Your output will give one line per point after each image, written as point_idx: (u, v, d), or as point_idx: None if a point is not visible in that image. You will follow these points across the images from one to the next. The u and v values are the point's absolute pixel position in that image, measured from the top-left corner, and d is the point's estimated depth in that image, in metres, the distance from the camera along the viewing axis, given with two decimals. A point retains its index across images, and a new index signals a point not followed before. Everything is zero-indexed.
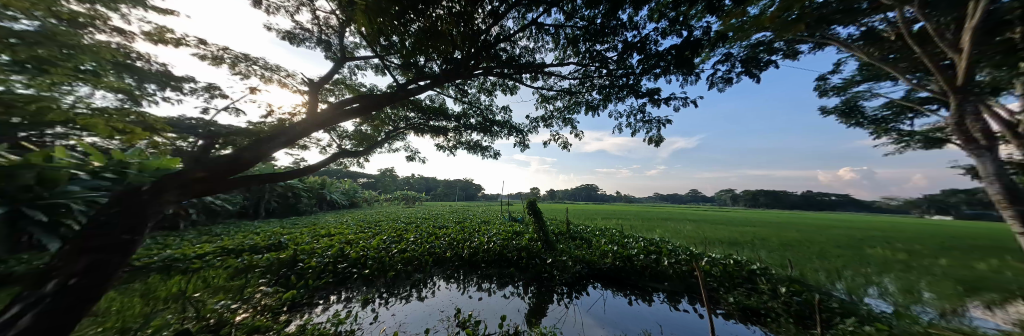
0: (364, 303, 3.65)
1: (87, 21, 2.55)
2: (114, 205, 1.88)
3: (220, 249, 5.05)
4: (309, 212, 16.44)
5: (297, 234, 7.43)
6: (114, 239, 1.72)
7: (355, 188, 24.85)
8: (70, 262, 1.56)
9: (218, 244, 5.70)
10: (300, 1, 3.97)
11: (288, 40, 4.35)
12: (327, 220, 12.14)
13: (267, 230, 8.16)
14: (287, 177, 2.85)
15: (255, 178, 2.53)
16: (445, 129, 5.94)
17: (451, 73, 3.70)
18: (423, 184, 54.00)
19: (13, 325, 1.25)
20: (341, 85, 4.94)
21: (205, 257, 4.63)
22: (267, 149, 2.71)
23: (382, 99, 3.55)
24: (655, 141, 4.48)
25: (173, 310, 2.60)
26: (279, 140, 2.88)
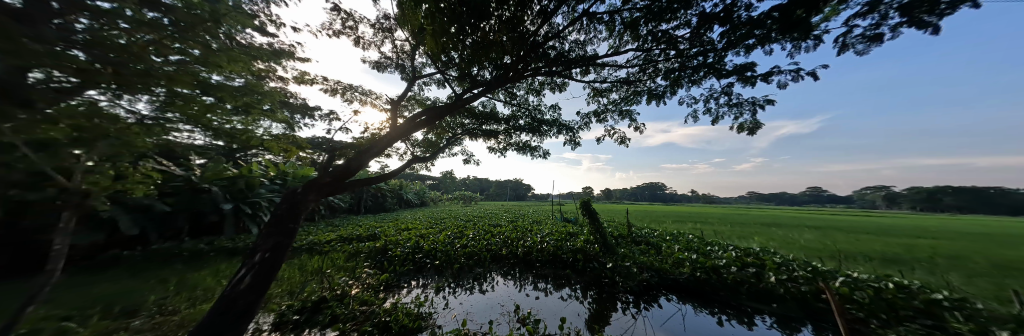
0: (437, 290, 4.15)
1: (266, 75, 3.69)
2: (284, 201, 2.70)
3: (337, 237, 6.55)
4: (392, 209, 19.57)
5: (386, 227, 8.97)
6: (285, 226, 2.48)
7: (426, 189, 28.35)
8: (265, 241, 2.30)
9: (336, 233, 7.42)
10: (384, 34, 4.78)
11: (377, 69, 5.31)
12: (406, 217, 14.23)
13: (367, 223, 10.19)
14: (380, 180, 3.49)
15: (358, 182, 3.20)
16: (497, 133, 6.17)
17: (502, 80, 3.85)
18: (484, 185, 57.53)
19: (242, 281, 1.96)
20: (413, 101, 5.73)
21: (330, 242, 6.12)
22: (364, 159, 3.36)
23: (445, 110, 3.97)
24: (746, 129, 3.63)
25: (316, 280, 3.55)
26: (372, 151, 3.54)
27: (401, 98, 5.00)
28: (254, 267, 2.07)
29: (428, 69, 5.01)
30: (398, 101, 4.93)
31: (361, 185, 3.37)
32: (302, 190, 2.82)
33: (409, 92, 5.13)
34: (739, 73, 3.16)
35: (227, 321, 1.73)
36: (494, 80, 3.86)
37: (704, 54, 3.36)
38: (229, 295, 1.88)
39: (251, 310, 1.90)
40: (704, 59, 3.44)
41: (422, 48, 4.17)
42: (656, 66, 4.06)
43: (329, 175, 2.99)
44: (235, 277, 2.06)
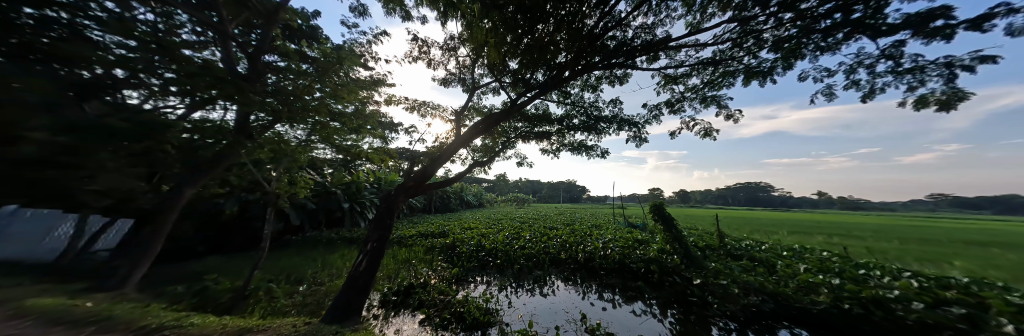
0: (500, 288, 4.36)
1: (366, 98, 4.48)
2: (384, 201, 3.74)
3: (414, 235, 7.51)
4: (454, 210, 21.30)
5: (452, 227, 9.81)
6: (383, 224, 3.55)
7: (483, 192, 30.00)
8: (373, 234, 3.50)
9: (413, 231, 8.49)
10: (450, 53, 5.29)
11: (444, 85, 5.89)
12: (467, 217, 15.28)
13: (437, 222, 11.35)
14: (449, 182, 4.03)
15: (433, 184, 3.72)
16: (551, 135, 6.14)
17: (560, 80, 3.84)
18: (536, 186, 57.58)
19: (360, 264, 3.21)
20: (473, 111, 6.15)
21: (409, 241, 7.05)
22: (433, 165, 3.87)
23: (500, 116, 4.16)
24: (932, 101, 2.68)
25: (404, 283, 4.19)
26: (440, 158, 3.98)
27: (460, 107, 5.40)
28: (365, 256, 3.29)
29: (488, 78, 5.30)
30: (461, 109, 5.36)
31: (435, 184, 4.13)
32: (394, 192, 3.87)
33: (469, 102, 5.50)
34: (921, 24, 2.39)
35: (354, 296, 3.05)
36: (547, 81, 3.89)
37: (844, 9, 2.71)
38: (354, 276, 3.15)
39: (365, 290, 3.16)
40: (847, 15, 2.77)
41: (481, 59, 4.46)
42: (761, 36, 3.46)
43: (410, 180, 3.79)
44: (357, 259, 3.34)
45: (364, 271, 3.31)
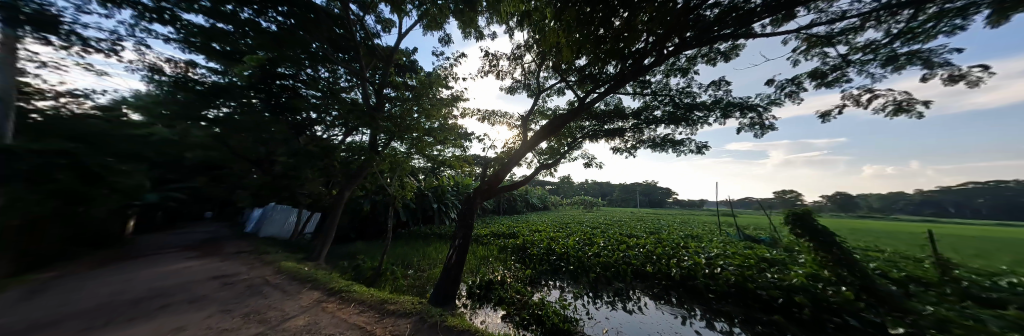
0: (577, 295, 4.34)
1: None
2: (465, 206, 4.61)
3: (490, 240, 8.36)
4: (520, 212, 21.95)
5: (521, 228, 10.12)
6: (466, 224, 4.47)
7: (547, 194, 29.97)
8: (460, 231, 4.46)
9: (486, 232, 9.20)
10: (515, 61, 5.54)
11: (510, 92, 6.19)
12: (533, 219, 15.52)
13: (509, 224, 12.07)
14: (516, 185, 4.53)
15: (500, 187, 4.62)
16: (624, 130, 5.71)
17: (631, 75, 3.68)
18: (604, 188, 53.80)
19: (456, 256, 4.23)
20: (538, 114, 6.22)
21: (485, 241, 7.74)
22: (505, 168, 4.67)
23: (563, 119, 4.12)
24: None
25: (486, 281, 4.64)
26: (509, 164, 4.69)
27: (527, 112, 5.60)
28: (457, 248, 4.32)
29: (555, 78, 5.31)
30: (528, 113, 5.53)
31: (503, 186, 4.88)
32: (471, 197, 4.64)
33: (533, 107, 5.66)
34: None
35: (451, 284, 4.05)
36: (623, 73, 3.66)
37: None
38: (449, 267, 4.15)
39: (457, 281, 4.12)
40: None
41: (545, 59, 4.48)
42: None
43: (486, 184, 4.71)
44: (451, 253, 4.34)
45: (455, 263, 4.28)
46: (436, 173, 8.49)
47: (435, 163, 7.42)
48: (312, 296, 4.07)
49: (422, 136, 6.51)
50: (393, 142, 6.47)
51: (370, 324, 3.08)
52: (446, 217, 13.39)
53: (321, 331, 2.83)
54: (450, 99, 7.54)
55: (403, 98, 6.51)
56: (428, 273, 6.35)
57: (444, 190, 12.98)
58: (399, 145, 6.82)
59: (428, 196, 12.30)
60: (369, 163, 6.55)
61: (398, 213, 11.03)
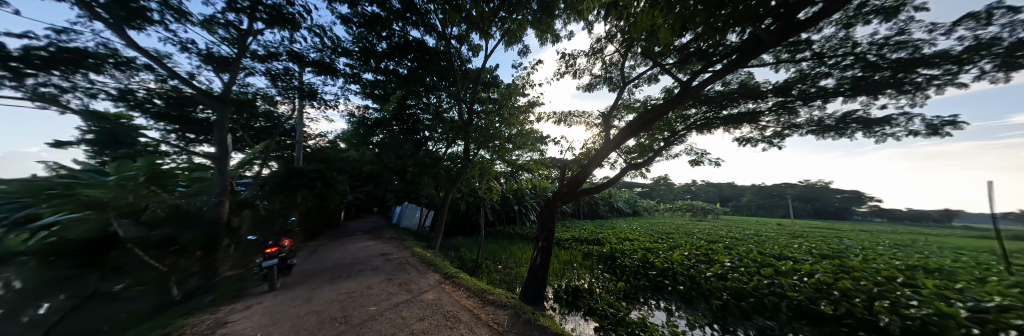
0: (685, 319, 3.60)
1: None
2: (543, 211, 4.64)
3: (573, 244, 8.18)
4: (605, 217, 20.37)
5: (607, 234, 9.40)
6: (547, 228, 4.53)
7: (637, 198, 26.71)
8: (542, 234, 4.58)
9: (570, 237, 9.10)
10: (594, 55, 5.27)
11: (588, 90, 5.92)
12: (621, 225, 14.08)
13: (592, 228, 11.49)
14: (600, 187, 4.27)
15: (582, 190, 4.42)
16: (761, 110, 4.46)
17: (771, 37, 2.77)
18: (715, 192, 43.45)
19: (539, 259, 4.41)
20: (622, 108, 5.68)
21: (575, 249, 7.65)
22: (586, 171, 4.44)
23: (663, 108, 3.55)
24: None
25: (576, 293, 4.51)
26: (590, 165, 4.42)
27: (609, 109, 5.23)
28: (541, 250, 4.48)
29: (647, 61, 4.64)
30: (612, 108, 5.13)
31: (584, 189, 4.67)
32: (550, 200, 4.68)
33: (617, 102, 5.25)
34: None
35: (539, 284, 4.36)
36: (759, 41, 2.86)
37: None
38: (534, 268, 4.46)
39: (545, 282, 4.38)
40: None
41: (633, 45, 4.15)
42: None
43: (565, 187, 4.64)
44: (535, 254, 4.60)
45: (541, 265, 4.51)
46: (517, 177, 8.97)
47: (513, 167, 8.11)
48: (435, 278, 5.61)
49: (503, 143, 7.28)
50: (481, 151, 7.36)
51: (476, 307, 4.15)
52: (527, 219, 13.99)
53: (445, 306, 4.20)
54: (528, 107, 7.95)
55: (488, 111, 7.35)
56: (517, 270, 6.73)
57: (524, 192, 13.64)
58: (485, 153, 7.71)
59: (510, 199, 13.20)
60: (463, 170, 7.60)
61: (486, 213, 12.32)
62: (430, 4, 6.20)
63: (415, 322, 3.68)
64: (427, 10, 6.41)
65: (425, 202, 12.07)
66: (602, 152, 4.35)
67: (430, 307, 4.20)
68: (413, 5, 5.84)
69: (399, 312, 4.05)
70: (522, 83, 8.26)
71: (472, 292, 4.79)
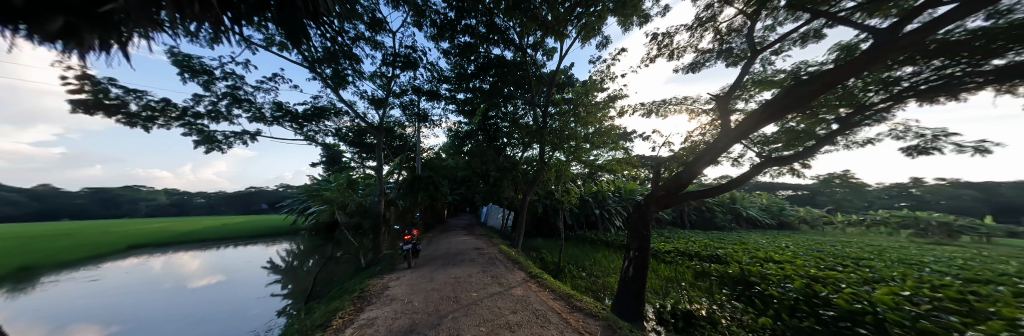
0: None
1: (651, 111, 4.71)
2: (635, 213, 4.26)
3: (677, 258, 6.88)
4: (726, 227, 16.06)
5: (727, 247, 7.46)
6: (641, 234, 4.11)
7: (780, 203, 19.79)
8: (635, 242, 4.18)
9: (674, 249, 7.71)
10: (701, 26, 4.42)
11: (694, 71, 4.96)
12: (752, 238, 10.81)
13: (697, 240, 9.47)
14: (715, 190, 3.60)
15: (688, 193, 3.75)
16: None
17: None
18: None
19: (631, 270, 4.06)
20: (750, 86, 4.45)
21: (680, 263, 6.47)
22: (694, 170, 3.74)
23: (850, 68, 2.44)
24: None
25: (686, 323, 3.77)
26: (702, 161, 3.66)
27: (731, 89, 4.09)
28: (633, 259, 4.12)
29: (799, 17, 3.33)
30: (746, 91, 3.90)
31: (688, 192, 3.99)
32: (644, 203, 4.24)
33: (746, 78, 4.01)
34: None
35: (633, 297, 3.96)
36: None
37: None
38: (625, 279, 4.13)
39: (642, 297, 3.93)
40: None
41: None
42: None
43: (662, 189, 4.08)
44: (624, 265, 4.26)
45: (634, 277, 4.11)
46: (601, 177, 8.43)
47: (591, 169, 7.78)
48: (521, 276, 5.97)
49: (580, 143, 7.06)
50: (555, 153, 7.36)
51: (565, 311, 4.17)
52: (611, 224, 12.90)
53: (534, 304, 4.42)
54: (608, 102, 7.42)
55: (562, 111, 7.30)
56: (603, 280, 6.24)
57: (606, 195, 12.67)
58: (560, 155, 7.70)
59: (590, 202, 12.53)
60: (541, 172, 7.73)
61: (565, 216, 12.11)
62: (509, 21, 6.78)
63: (508, 314, 4.08)
64: (507, 27, 7.01)
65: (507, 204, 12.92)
66: (712, 154, 3.60)
67: (520, 302, 4.53)
68: (494, 26, 6.58)
69: (494, 301, 4.57)
70: (600, 78, 7.79)
71: (558, 295, 4.83)
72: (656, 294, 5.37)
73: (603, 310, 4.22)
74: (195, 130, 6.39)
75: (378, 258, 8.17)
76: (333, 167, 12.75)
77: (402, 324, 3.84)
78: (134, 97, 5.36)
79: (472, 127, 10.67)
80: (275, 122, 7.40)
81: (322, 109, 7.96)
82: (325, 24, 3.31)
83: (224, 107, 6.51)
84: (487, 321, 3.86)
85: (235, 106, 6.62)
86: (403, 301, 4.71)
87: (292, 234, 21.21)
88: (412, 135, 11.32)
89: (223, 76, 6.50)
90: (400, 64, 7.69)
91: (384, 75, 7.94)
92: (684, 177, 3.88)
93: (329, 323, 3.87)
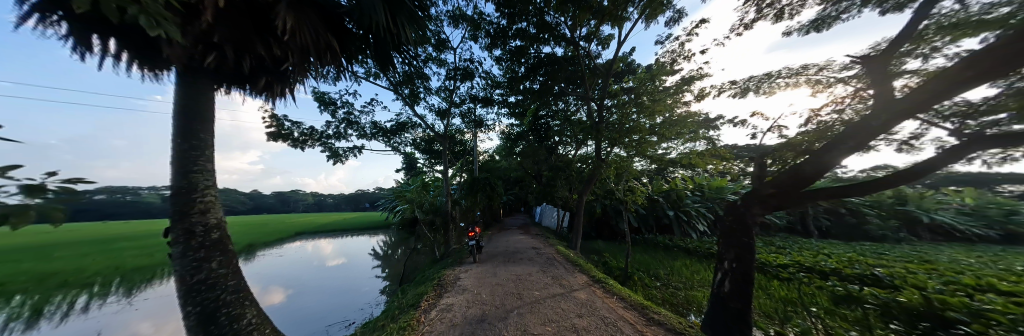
0: None
1: (747, 90, 3.84)
2: (729, 214, 3.40)
3: (799, 276, 5.28)
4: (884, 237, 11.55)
5: (881, 263, 5.41)
6: (739, 241, 3.22)
7: None
8: (728, 251, 3.33)
9: (789, 263, 6.04)
10: None
11: (818, 30, 3.77)
12: (932, 252, 7.51)
13: (825, 252, 7.18)
14: (868, 189, 2.51)
15: (819, 192, 2.70)
16: None
17: None
18: None
19: (727, 288, 3.26)
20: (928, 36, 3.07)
21: (798, 283, 5.04)
22: (830, 160, 2.65)
23: None
24: None
25: None
26: (845, 146, 2.55)
27: (889, 44, 2.84)
28: (728, 274, 3.29)
29: None
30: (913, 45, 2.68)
31: (816, 191, 2.88)
32: (743, 204, 3.27)
33: (926, 23, 2.65)
34: None
35: (732, 320, 3.18)
36: None
37: None
38: (720, 296, 3.35)
39: (746, 321, 3.11)
40: None
41: None
42: None
43: (771, 186, 3.02)
44: (716, 278, 3.46)
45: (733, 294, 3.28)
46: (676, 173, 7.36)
47: (660, 164, 6.89)
48: (583, 279, 5.75)
49: (645, 136, 6.34)
50: (614, 148, 6.79)
51: (639, 322, 3.82)
52: (691, 228, 11.06)
53: (601, 311, 4.18)
54: (681, 86, 6.43)
55: (622, 103, 6.71)
56: (685, 293, 5.37)
57: (683, 194, 10.97)
58: (620, 151, 7.05)
59: (661, 202, 11.10)
60: (599, 170, 7.22)
61: (629, 218, 11.04)
62: (561, 16, 6.67)
63: (574, 317, 4.01)
64: (558, 23, 6.91)
65: (562, 204, 12.56)
66: (863, 137, 2.47)
67: (584, 306, 4.38)
68: (545, 24, 6.59)
69: (557, 302, 4.56)
70: (670, 59, 6.83)
71: (629, 304, 4.43)
72: (767, 318, 4.27)
73: (692, 328, 3.64)
74: (326, 147, 8.58)
75: (450, 251, 9.17)
76: (412, 171, 14.92)
77: (474, 313, 4.24)
78: (293, 126, 7.55)
79: (523, 128, 11.01)
80: (373, 137, 9.24)
81: (403, 123, 9.51)
82: (406, 51, 3.91)
83: (341, 129, 8.52)
84: (552, 321, 3.90)
85: (348, 127, 8.60)
86: (473, 292, 5.18)
87: (385, 229, 25.85)
88: (471, 140, 12.28)
89: (340, 105, 8.52)
90: (460, 76, 8.50)
91: (448, 88, 8.93)
92: (812, 173, 2.77)
93: (417, 305, 4.59)
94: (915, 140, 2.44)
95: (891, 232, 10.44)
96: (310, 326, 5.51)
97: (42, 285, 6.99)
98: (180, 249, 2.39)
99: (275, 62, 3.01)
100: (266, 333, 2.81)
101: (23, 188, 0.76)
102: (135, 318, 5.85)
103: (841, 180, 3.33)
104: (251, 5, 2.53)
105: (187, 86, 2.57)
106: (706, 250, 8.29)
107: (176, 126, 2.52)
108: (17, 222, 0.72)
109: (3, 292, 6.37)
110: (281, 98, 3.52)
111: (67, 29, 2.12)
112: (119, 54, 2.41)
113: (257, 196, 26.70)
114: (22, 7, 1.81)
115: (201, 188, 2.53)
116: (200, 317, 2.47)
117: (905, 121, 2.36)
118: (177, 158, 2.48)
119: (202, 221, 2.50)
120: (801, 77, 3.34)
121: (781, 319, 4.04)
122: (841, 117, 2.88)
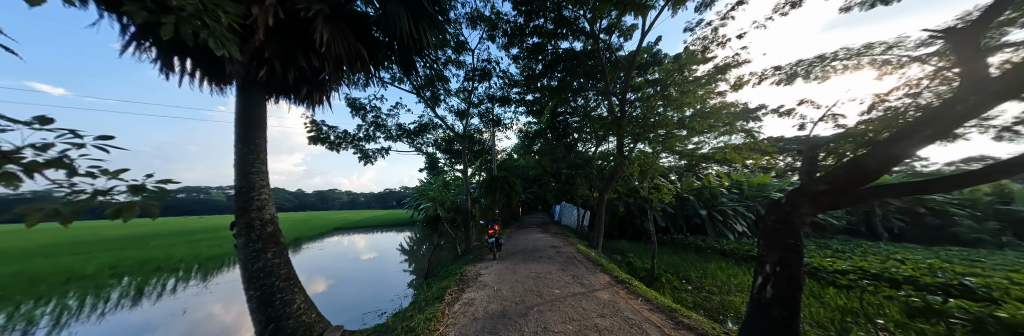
0: None
1: (793, 78, 3.48)
2: (771, 212, 3.08)
3: (863, 284, 4.65)
4: None
5: (966, 271, 4.65)
6: (783, 243, 2.91)
7: None
8: (770, 253, 3.03)
9: (846, 268, 5.39)
10: None
11: (881, 4, 3.31)
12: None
13: (897, 257, 6.25)
14: (945, 185, 2.17)
15: (886, 188, 2.35)
16: None
17: None
18: None
19: (767, 293, 3.00)
20: None
21: (859, 292, 4.52)
22: (901, 152, 2.29)
23: None
24: None
25: None
26: (923, 134, 2.19)
27: (981, 13, 2.38)
28: (770, 279, 2.99)
29: None
30: (1017, 9, 2.24)
31: (873, 186, 2.53)
32: (788, 202, 2.93)
33: None
34: None
35: (774, 328, 2.92)
36: None
37: None
38: (761, 302, 3.06)
39: (791, 329, 2.85)
40: None
41: None
42: None
43: (823, 182, 2.66)
44: (756, 282, 3.16)
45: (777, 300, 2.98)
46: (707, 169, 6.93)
47: (691, 160, 6.46)
48: (605, 279, 5.59)
49: (672, 131, 5.97)
50: (638, 144, 6.48)
51: (666, 325, 3.66)
52: (727, 229, 10.24)
53: (626, 312, 4.05)
54: (714, 75, 5.98)
55: (646, 96, 6.36)
56: (721, 298, 5.00)
57: (718, 191, 10.16)
58: (644, 146, 6.70)
59: (691, 200, 10.42)
60: (621, 167, 6.92)
61: (656, 217, 10.50)
62: (579, 10, 6.49)
63: (596, 316, 3.92)
64: (577, 17, 6.73)
65: (583, 202, 12.28)
66: (946, 123, 2.11)
67: (606, 307, 4.26)
68: (563, 19, 6.47)
69: (578, 301, 4.49)
70: (700, 47, 6.36)
71: (656, 306, 4.24)
72: (820, 327, 3.79)
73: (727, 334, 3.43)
74: (358, 149, 9.20)
75: (470, 248, 9.43)
76: (434, 171, 15.47)
77: (495, 308, 4.31)
78: (329, 131, 8.18)
79: (541, 126, 10.95)
80: (399, 139, 9.74)
81: (425, 125, 9.90)
82: (427, 55, 4.03)
83: (371, 132, 9.09)
84: (573, 320, 3.85)
85: (376, 130, 9.15)
86: (494, 288, 5.27)
87: (411, 226, 27.14)
88: (489, 140, 12.51)
89: (370, 110, 9.07)
90: (478, 77, 8.63)
91: (466, 89, 9.11)
92: (874, 168, 2.43)
93: (442, 298, 4.78)
94: (1020, 127, 2.04)
95: (990, 236, 8.78)
96: (349, 313, 6.00)
97: (142, 269, 8.35)
98: (243, 240, 2.75)
99: (314, 72, 3.28)
100: (312, 318, 3.14)
101: (130, 187, 0.93)
102: (211, 299, 6.78)
103: (918, 175, 2.88)
104: (294, 22, 2.79)
105: (245, 98, 2.93)
106: (745, 252, 7.67)
107: (237, 133, 2.89)
108: (127, 214, 0.89)
109: (115, 273, 7.73)
110: (320, 105, 3.81)
111: (155, 53, 2.51)
112: (194, 72, 2.81)
113: (302, 195, 29.49)
114: (123, 37, 2.18)
115: (257, 187, 2.84)
116: (260, 300, 2.82)
117: (995, 105, 2.01)
118: (239, 161, 2.85)
119: (258, 216, 2.82)
120: (864, 57, 2.93)
121: (837, 330, 3.58)
122: (915, 102, 2.48)
